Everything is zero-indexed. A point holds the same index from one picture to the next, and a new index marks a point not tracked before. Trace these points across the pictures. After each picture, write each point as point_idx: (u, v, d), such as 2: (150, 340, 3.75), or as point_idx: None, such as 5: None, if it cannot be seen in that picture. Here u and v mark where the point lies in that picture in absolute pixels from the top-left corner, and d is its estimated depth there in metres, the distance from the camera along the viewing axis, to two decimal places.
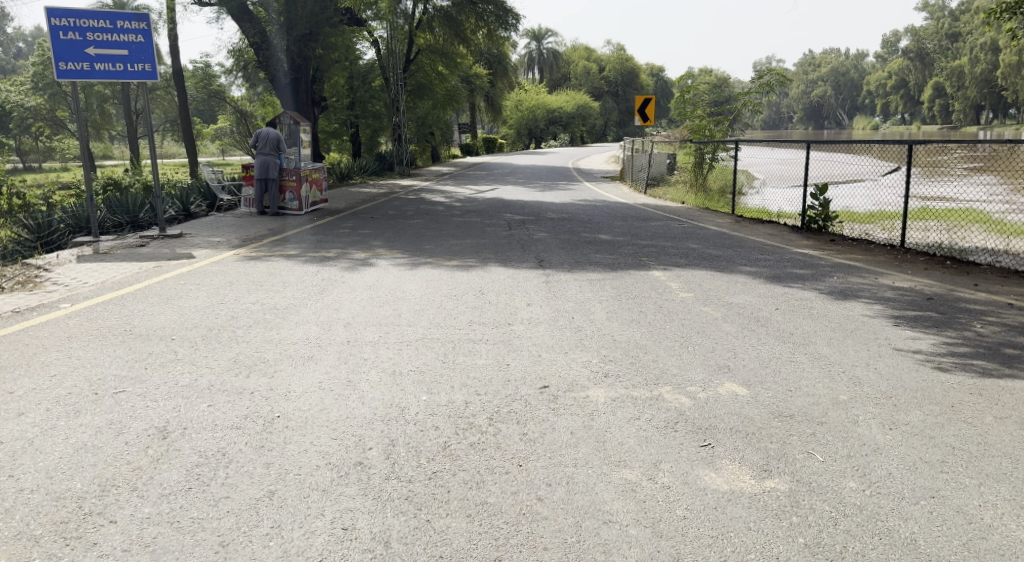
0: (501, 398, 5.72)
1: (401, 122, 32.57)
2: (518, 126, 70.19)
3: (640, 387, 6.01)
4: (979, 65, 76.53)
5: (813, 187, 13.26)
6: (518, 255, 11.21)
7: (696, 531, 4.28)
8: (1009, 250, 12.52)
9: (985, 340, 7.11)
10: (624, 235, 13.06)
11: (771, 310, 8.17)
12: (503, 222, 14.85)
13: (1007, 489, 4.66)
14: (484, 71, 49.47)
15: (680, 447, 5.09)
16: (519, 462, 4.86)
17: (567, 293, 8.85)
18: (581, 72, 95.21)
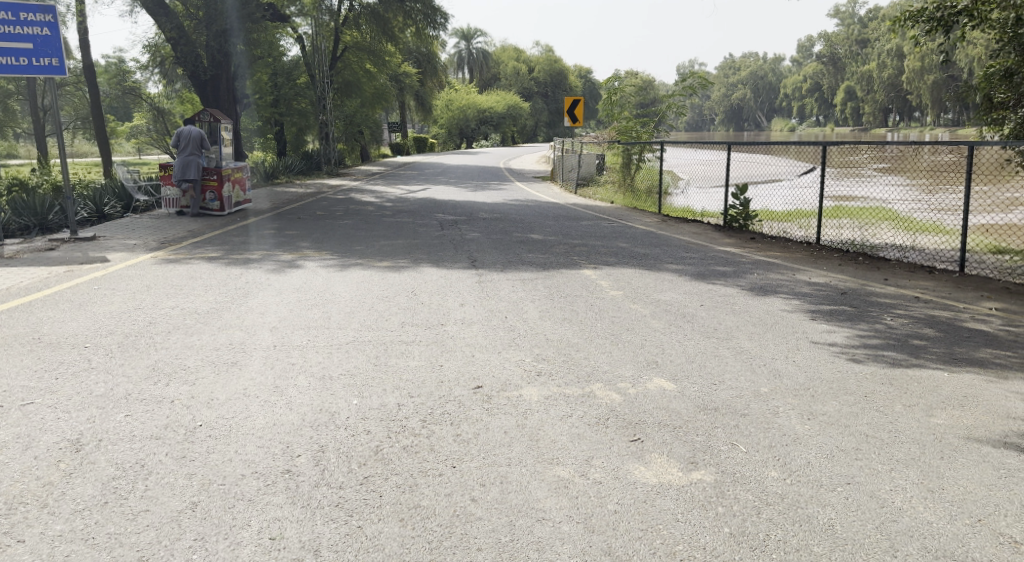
0: (434, 400, 5.81)
1: (327, 120, 32.29)
2: (449, 125, 70.08)
3: (571, 385, 6.16)
4: (887, 70, 79.67)
5: (734, 187, 13.63)
6: (450, 255, 11.30)
7: (626, 524, 4.43)
8: (918, 246, 13.07)
9: (895, 332, 7.45)
10: (555, 235, 13.25)
11: (696, 307, 8.42)
12: (434, 222, 14.92)
13: (916, 473, 4.93)
14: (412, 70, 49.38)
15: (611, 443, 5.25)
16: (452, 464, 4.95)
17: (500, 293, 8.97)
18: (510, 72, 95.54)
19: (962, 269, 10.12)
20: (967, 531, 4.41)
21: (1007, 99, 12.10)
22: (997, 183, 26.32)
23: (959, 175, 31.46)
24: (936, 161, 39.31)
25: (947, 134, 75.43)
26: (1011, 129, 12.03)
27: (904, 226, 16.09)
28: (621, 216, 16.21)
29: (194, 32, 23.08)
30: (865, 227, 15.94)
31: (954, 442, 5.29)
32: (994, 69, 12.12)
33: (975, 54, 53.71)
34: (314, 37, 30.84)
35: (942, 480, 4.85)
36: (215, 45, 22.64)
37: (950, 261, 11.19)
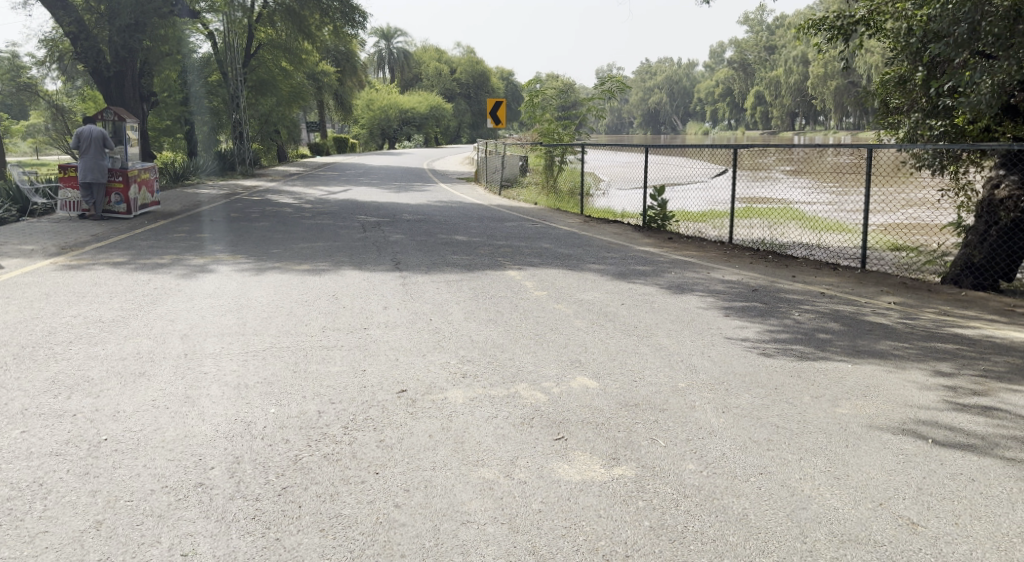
0: (357, 406, 5.85)
1: (241, 120, 31.77)
2: (369, 125, 69.49)
3: (496, 386, 6.27)
4: (793, 75, 82.48)
5: (652, 188, 13.95)
6: (373, 257, 11.31)
7: (550, 523, 4.54)
8: (824, 244, 13.64)
9: (802, 327, 7.77)
10: (479, 236, 13.36)
11: (616, 306, 8.61)
12: (356, 224, 14.86)
13: (823, 461, 5.17)
14: (331, 69, 48.99)
15: (535, 442, 5.38)
16: (375, 471, 5.00)
17: (424, 294, 9.04)
18: (432, 72, 95.44)
19: (862, 265, 10.63)
20: (872, 514, 4.63)
21: (901, 104, 12.65)
22: (896, 183, 27.51)
23: (860, 174, 32.81)
24: (838, 162, 40.92)
25: (848, 138, 78.60)
26: (905, 133, 12.59)
27: (810, 225, 16.75)
28: (545, 217, 16.41)
29: (95, 27, 22.43)
30: (774, 227, 16.41)
31: (858, 430, 5.56)
32: (890, 76, 12.72)
33: (872, 61, 56.13)
34: (226, 33, 30.26)
35: (847, 468, 5.09)
36: (120, 41, 22.08)
37: (852, 258, 11.80)
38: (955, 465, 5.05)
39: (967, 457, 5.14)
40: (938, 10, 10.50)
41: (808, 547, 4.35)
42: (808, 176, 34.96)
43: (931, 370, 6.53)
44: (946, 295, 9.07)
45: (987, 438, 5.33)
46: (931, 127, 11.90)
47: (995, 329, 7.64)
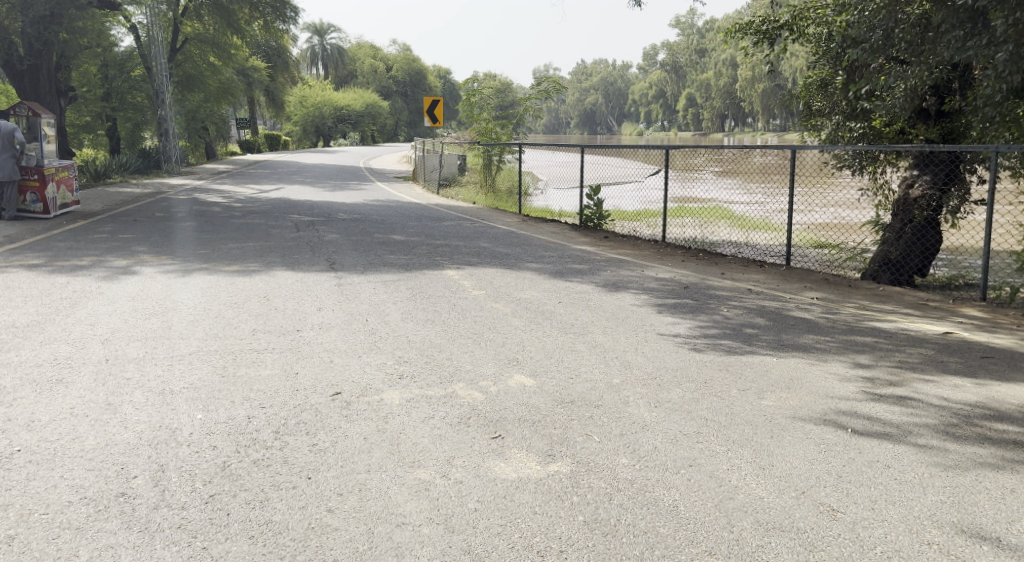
0: (288, 410, 5.84)
1: (166, 116, 31.14)
2: (303, 122, 68.72)
3: (433, 386, 6.33)
4: (723, 78, 84.31)
5: (588, 187, 14.16)
6: (308, 257, 11.26)
7: (486, 521, 4.55)
8: (753, 243, 13.98)
9: (731, 322, 7.98)
10: (416, 235, 13.41)
11: (554, 304, 8.74)
12: (288, 223, 14.77)
13: (750, 452, 5.32)
14: (262, 65, 48.32)
15: (472, 441, 5.44)
16: (307, 475, 4.97)
17: (361, 295, 9.04)
18: (368, 70, 94.89)
19: (787, 262, 10.95)
20: (799, 501, 4.76)
21: (823, 107, 13.00)
22: (820, 182, 28.35)
23: (787, 173, 33.72)
24: (764, 163, 42.04)
25: (775, 139, 80.68)
26: (827, 134, 12.96)
27: (739, 224, 17.14)
28: (482, 216, 16.47)
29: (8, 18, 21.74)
30: (704, 223, 17.19)
31: (783, 422, 5.74)
32: (813, 79, 13.04)
33: (797, 65, 57.81)
34: (150, 27, 29.60)
35: (772, 458, 5.24)
36: (35, 33, 21.42)
37: (778, 255, 12.18)
38: (873, 453, 5.23)
39: (884, 445, 5.33)
40: (856, 16, 10.78)
41: (735, 536, 4.43)
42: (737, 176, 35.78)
43: (850, 362, 6.79)
44: (865, 290, 9.41)
45: (901, 427, 5.55)
46: (850, 129, 12.43)
47: (911, 322, 7.97)
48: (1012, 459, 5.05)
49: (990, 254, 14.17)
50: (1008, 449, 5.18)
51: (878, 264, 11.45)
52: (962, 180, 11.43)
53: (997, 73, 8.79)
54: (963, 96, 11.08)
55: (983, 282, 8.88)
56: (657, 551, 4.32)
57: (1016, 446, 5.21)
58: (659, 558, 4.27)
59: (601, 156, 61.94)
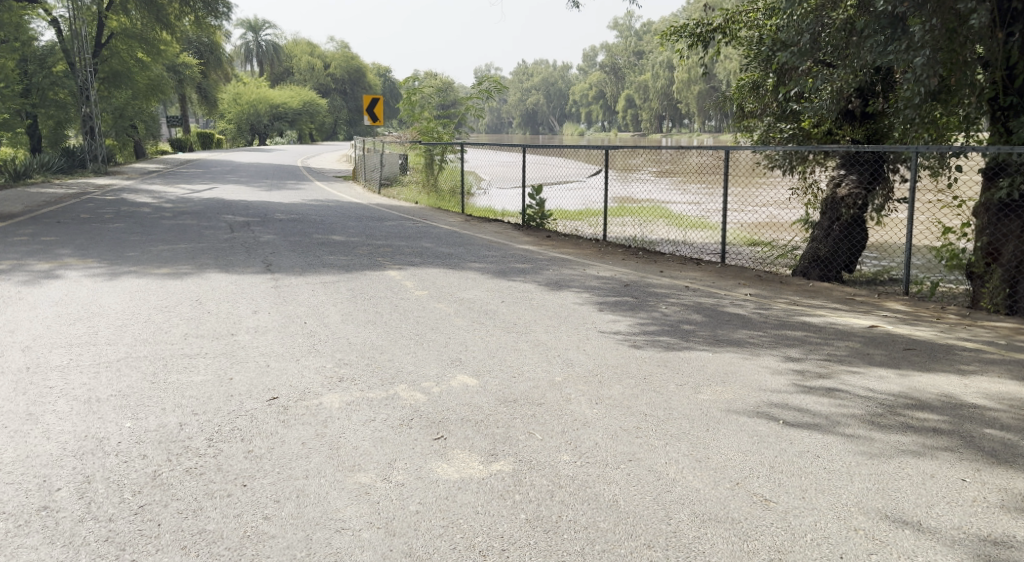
0: (222, 416, 5.76)
1: (92, 114, 30.39)
2: (237, 120, 67.76)
3: (375, 388, 6.33)
4: (660, 80, 85.60)
5: (529, 187, 14.24)
6: (243, 259, 11.15)
7: (427, 523, 4.56)
8: (691, 242, 14.22)
9: (669, 319, 8.14)
10: (356, 235, 13.38)
11: (496, 304, 8.81)
12: (223, 224, 14.60)
13: (687, 446, 5.44)
14: (193, 63, 47.45)
15: (414, 442, 5.43)
16: (242, 483, 4.92)
17: (298, 297, 9.00)
18: (305, 67, 93.86)
19: (723, 259, 11.18)
20: (731, 493, 4.88)
21: (755, 109, 13.29)
22: (756, 182, 28.93)
23: (722, 173, 34.33)
24: (701, 162, 42.72)
25: (711, 140, 82.10)
26: (759, 135, 13.25)
27: (677, 223, 17.38)
28: (425, 216, 16.47)
29: None
30: (644, 223, 17.35)
31: (718, 416, 5.88)
32: (744, 81, 13.27)
33: (731, 67, 58.96)
34: (73, 22, 28.85)
35: (709, 451, 5.37)
36: None
37: (713, 253, 12.45)
38: (805, 444, 5.39)
39: (814, 436, 5.50)
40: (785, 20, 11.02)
41: (673, 529, 4.53)
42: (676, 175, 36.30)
43: (782, 356, 6.98)
44: (796, 285, 9.66)
45: (830, 417, 5.74)
46: (781, 130, 12.72)
47: (840, 316, 8.21)
48: (932, 446, 5.27)
49: (914, 251, 14.58)
50: (929, 436, 5.39)
51: (808, 262, 11.96)
52: (886, 179, 11.70)
53: (915, 78, 9.04)
54: (886, 98, 11.44)
55: (906, 277, 9.22)
56: (597, 546, 4.40)
57: (936, 433, 5.43)
58: (600, 553, 4.34)
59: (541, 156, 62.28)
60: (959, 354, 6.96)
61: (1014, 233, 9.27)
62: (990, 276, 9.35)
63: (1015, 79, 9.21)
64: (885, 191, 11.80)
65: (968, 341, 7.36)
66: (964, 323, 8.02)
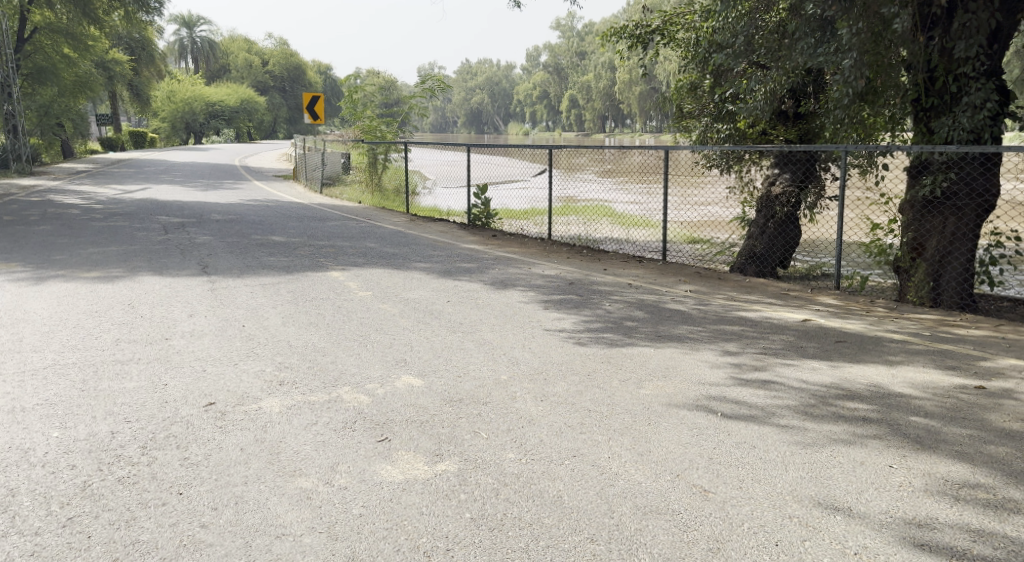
0: (156, 424, 5.71)
1: (15, 112, 29.49)
2: (171, 118, 66.39)
3: (317, 391, 6.33)
4: (602, 81, 86.55)
5: (474, 186, 14.27)
6: (179, 261, 11.00)
7: (371, 526, 4.58)
8: (633, 240, 14.40)
9: (613, 316, 8.28)
10: (296, 236, 13.28)
11: (442, 304, 8.85)
12: (156, 226, 14.36)
13: (630, 441, 5.54)
14: (124, 60, 46.42)
15: (358, 445, 5.45)
16: (178, 491, 4.88)
17: (236, 300, 8.93)
18: (243, 65, 92.41)
19: (664, 257, 11.37)
20: (671, 485, 4.98)
21: (693, 109, 13.47)
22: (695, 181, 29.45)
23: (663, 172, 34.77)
24: (643, 161, 43.25)
25: (652, 140, 83.01)
26: (698, 135, 13.45)
27: (620, 222, 17.56)
28: (369, 216, 16.42)
29: None
30: (589, 223, 17.32)
31: (659, 410, 6.00)
32: (682, 83, 13.49)
33: (671, 69, 59.72)
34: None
35: (650, 444, 5.49)
36: None
37: (655, 250, 12.70)
38: (742, 435, 5.53)
39: (750, 427, 5.65)
40: (721, 23, 11.43)
41: (615, 522, 4.62)
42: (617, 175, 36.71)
43: (720, 350, 7.15)
44: (734, 281, 9.88)
45: (766, 409, 5.91)
46: (719, 130, 12.95)
47: (775, 311, 8.42)
48: (862, 434, 5.45)
49: (844, 247, 14.89)
50: (858, 425, 5.58)
51: (746, 258, 12.45)
52: (818, 178, 12.02)
53: (844, 79, 9.32)
54: (818, 99, 11.99)
55: (836, 273, 9.49)
56: (542, 542, 4.46)
57: (866, 422, 5.62)
58: (544, 548, 4.41)
59: (484, 155, 62.36)
60: (887, 345, 7.20)
61: (937, 228, 9.60)
62: (915, 270, 9.78)
63: (936, 81, 9.52)
64: (816, 189, 12.01)
65: (896, 332, 7.62)
66: (893, 315, 8.30)
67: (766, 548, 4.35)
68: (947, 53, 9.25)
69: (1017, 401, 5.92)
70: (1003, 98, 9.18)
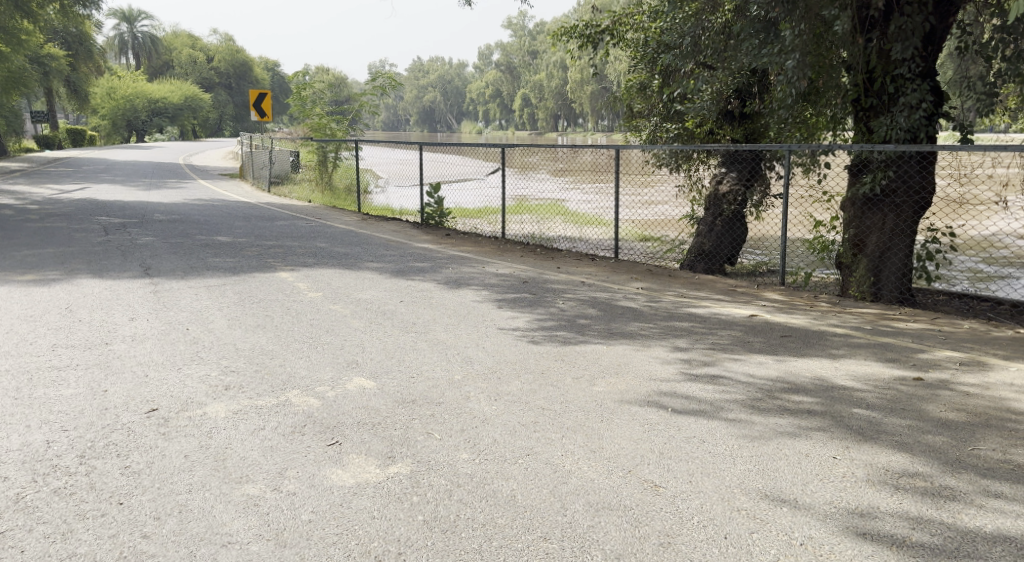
0: (95, 432, 5.64)
1: None
2: (112, 116, 64.92)
3: (265, 395, 6.29)
4: (554, 79, 86.94)
5: (426, 185, 14.23)
6: (119, 263, 10.84)
7: (320, 532, 4.58)
8: (586, 238, 14.50)
9: (566, 314, 8.34)
10: (244, 237, 13.13)
11: (395, 304, 8.84)
12: (96, 227, 14.10)
13: (583, 438, 5.60)
14: (59, 55, 45.27)
15: (307, 450, 5.44)
16: (119, 501, 4.83)
17: (180, 302, 8.84)
18: (187, 62, 90.82)
19: (616, 255, 11.48)
20: (621, 481, 5.05)
21: (643, 109, 13.58)
22: (644, 179, 29.76)
23: (614, 171, 35.01)
24: (595, 160, 43.50)
25: (604, 139, 83.54)
26: (647, 134, 13.53)
27: (574, 221, 17.63)
28: (320, 215, 16.31)
29: None
30: (542, 222, 17.27)
31: (612, 406, 6.07)
32: (632, 82, 13.57)
33: (621, 68, 60.21)
34: None
35: (602, 441, 5.55)
36: None
37: (607, 249, 12.83)
38: (690, 430, 5.62)
39: (700, 421, 5.75)
40: (669, 24, 11.84)
41: (568, 519, 4.67)
42: (569, 173, 36.88)
43: (670, 346, 7.25)
44: (684, 279, 10.02)
45: (714, 403, 6.01)
46: (667, 130, 13.09)
47: (723, 307, 8.56)
48: (807, 427, 5.58)
49: (789, 244, 15.16)
50: (803, 417, 5.71)
51: (695, 256, 12.59)
52: (763, 176, 12.24)
53: (788, 79, 9.49)
54: (763, 99, 12.03)
55: (782, 270, 9.66)
56: (495, 542, 4.49)
57: (810, 414, 5.74)
58: (497, 548, 4.44)
59: (435, 153, 62.18)
60: (830, 339, 7.36)
61: (877, 225, 9.81)
62: (857, 265, 10.00)
63: (874, 82, 9.74)
64: (762, 187, 12.27)
65: (839, 326, 7.79)
66: (836, 310, 8.48)
67: (713, 542, 4.44)
68: (884, 54, 9.48)
69: (954, 392, 6.09)
70: (937, 98, 9.43)
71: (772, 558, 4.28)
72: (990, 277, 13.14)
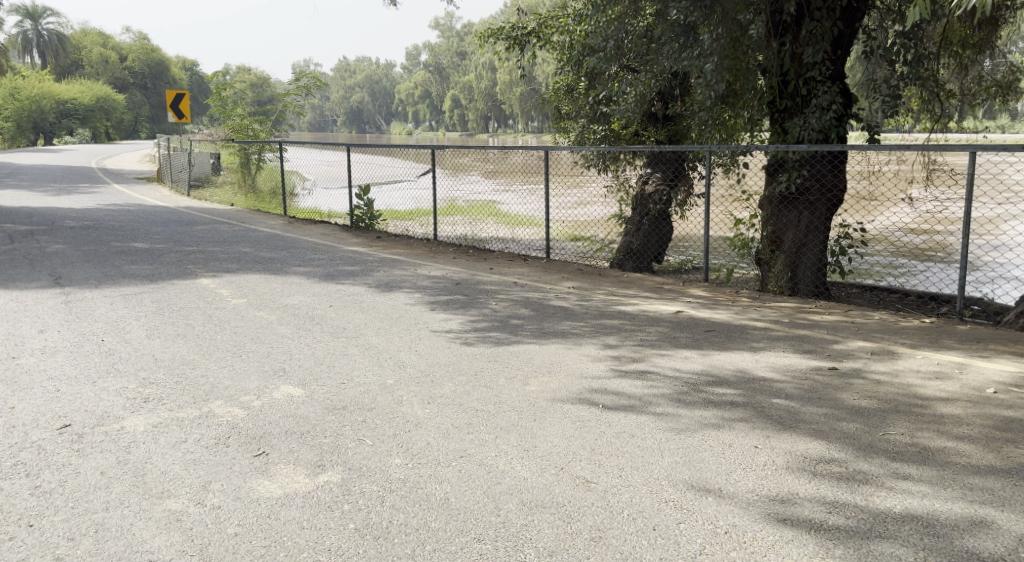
0: (3, 451, 5.52)
1: None
2: (18, 118, 62.36)
3: (187, 406, 6.24)
4: (484, 81, 87.16)
5: (355, 188, 14.21)
6: (29, 273, 10.55)
7: (248, 545, 4.56)
8: (518, 238, 14.63)
9: (497, 314, 8.42)
10: (163, 243, 12.90)
11: (324, 309, 8.81)
12: (3, 235, 13.66)
13: (515, 438, 5.68)
14: None
15: (233, 461, 5.41)
16: (29, 523, 4.75)
17: (96, 313, 8.67)
18: (101, 63, 88.07)
19: (546, 255, 11.62)
20: (550, 480, 5.14)
21: (571, 111, 13.66)
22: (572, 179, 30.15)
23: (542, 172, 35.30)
24: (523, 161, 43.83)
25: (534, 139, 84.08)
26: (575, 136, 13.69)
27: (506, 221, 17.87)
28: (244, 219, 16.11)
29: None
30: (474, 222, 17.49)
31: (542, 405, 6.17)
32: (559, 84, 13.70)
33: (548, 70, 60.79)
34: None
35: (534, 440, 5.64)
36: None
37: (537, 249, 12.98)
38: (619, 426, 5.74)
39: (628, 417, 5.88)
40: (592, 28, 11.80)
41: (501, 519, 4.74)
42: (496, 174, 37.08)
43: (600, 344, 7.38)
44: (612, 277, 10.19)
45: (642, 399, 6.15)
46: (594, 131, 13.29)
47: (650, 304, 8.73)
48: (730, 418, 5.75)
49: (711, 242, 15.56)
50: (727, 409, 5.88)
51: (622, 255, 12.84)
52: (685, 176, 12.53)
53: (706, 81, 9.86)
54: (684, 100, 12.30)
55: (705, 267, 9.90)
56: (427, 546, 4.54)
57: (733, 406, 5.92)
58: (429, 552, 4.49)
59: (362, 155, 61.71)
60: (751, 333, 7.58)
61: (793, 222, 10.11)
62: (775, 262, 10.30)
63: (788, 84, 10.01)
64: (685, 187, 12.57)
65: (759, 320, 8.02)
66: (756, 305, 8.73)
67: (642, 535, 4.55)
68: (797, 57, 9.72)
69: (867, 380, 6.34)
70: (847, 100, 9.74)
71: (698, 548, 4.41)
72: (897, 270, 13.70)
